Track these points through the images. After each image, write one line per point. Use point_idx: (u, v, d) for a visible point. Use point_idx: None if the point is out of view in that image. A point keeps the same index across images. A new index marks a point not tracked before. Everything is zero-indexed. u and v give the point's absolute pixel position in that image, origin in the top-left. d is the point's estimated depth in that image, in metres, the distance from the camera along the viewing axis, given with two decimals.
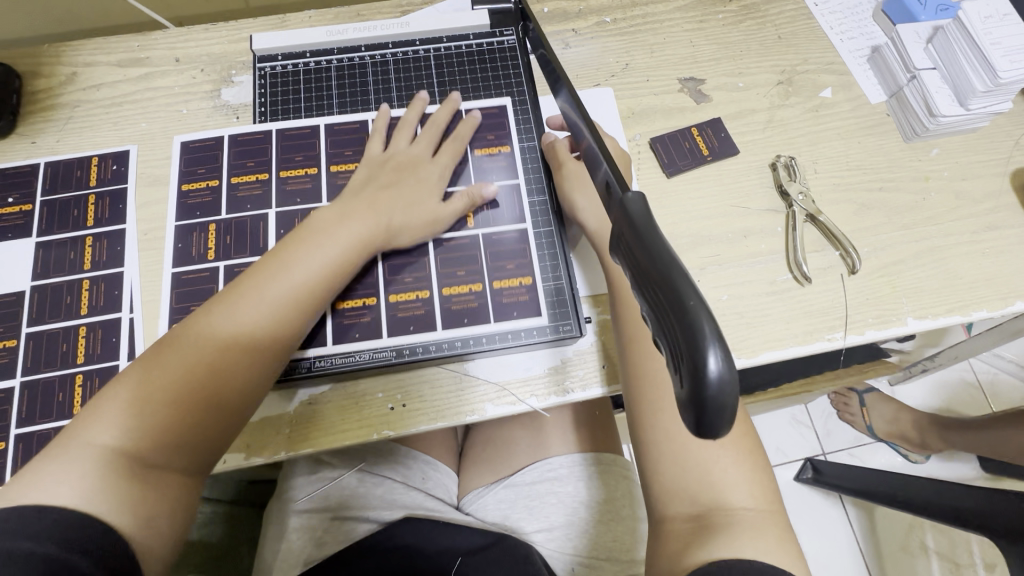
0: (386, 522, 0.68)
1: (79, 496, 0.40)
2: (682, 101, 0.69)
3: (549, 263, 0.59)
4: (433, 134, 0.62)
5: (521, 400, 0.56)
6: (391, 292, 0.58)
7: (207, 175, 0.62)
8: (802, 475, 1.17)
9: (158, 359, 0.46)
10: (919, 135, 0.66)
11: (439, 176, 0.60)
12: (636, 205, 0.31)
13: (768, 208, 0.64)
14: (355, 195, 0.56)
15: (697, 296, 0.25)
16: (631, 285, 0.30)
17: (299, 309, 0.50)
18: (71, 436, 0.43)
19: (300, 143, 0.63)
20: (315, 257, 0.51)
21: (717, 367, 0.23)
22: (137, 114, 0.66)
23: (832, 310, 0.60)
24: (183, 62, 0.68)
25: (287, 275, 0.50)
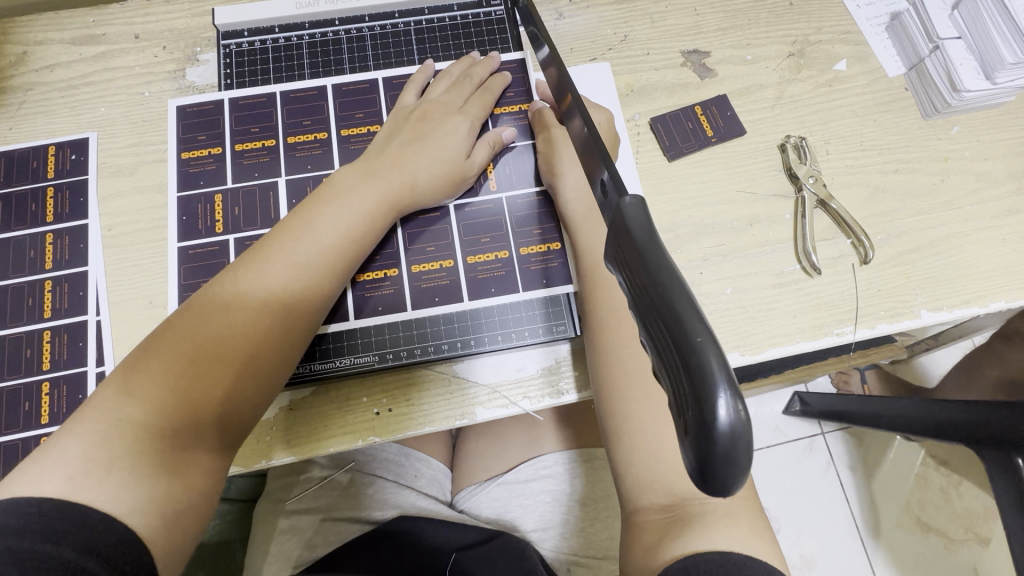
0: (379, 522, 0.66)
1: (97, 491, 0.38)
2: (685, 77, 0.63)
3: (540, 258, 0.56)
4: (466, 86, 0.58)
5: (513, 402, 0.53)
6: (413, 262, 0.55)
7: (209, 141, 0.58)
8: (790, 407, 1.20)
9: (140, 367, 0.43)
10: (939, 112, 0.62)
11: (469, 128, 0.56)
12: (636, 212, 0.27)
13: (776, 193, 0.60)
14: (379, 152, 0.53)
15: (704, 329, 0.22)
16: (630, 305, 0.26)
17: (302, 299, 0.47)
18: (92, 412, 0.41)
19: (307, 107, 0.58)
20: (316, 244, 0.48)
21: (727, 416, 0.20)
22: (95, 98, 0.61)
23: (842, 303, 0.57)
24: (143, 39, 0.62)
25: (269, 272, 0.46)
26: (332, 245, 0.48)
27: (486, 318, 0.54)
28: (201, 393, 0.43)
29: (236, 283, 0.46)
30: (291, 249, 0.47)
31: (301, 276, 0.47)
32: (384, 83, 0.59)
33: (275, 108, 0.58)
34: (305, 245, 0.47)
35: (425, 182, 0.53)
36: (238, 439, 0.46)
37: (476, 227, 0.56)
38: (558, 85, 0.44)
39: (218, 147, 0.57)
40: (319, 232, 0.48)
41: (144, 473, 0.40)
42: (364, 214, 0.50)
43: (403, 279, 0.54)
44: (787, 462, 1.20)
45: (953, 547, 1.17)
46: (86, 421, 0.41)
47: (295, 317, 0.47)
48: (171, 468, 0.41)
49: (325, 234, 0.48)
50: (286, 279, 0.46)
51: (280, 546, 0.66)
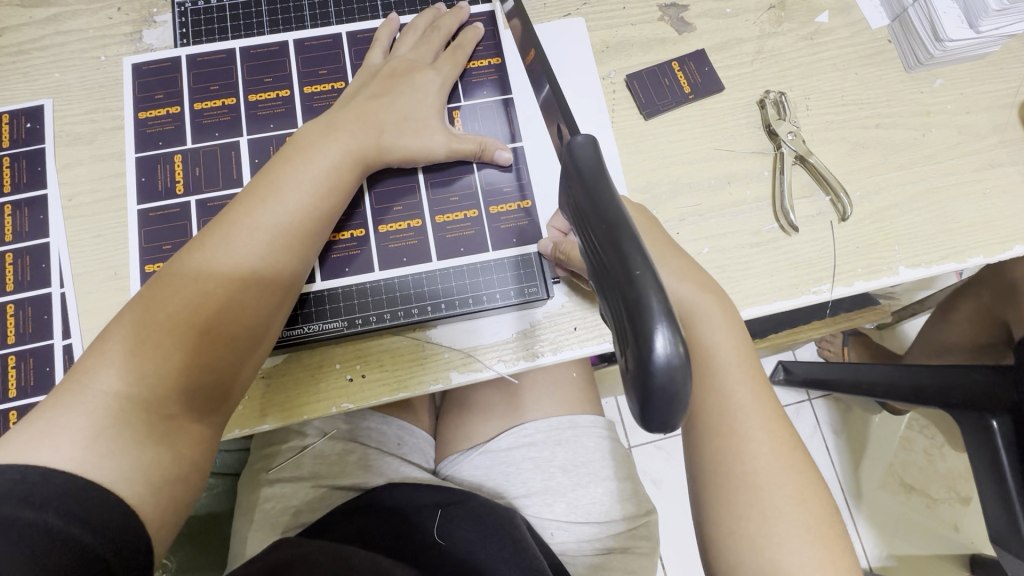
0: (365, 489, 0.67)
1: (83, 460, 0.39)
2: (662, 32, 0.61)
3: (509, 218, 0.55)
4: (436, 39, 0.56)
5: (487, 366, 0.53)
6: (381, 223, 0.54)
7: (167, 100, 0.56)
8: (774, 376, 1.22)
9: (115, 340, 0.42)
10: (921, 64, 0.60)
11: (439, 86, 0.54)
12: (587, 151, 0.26)
13: (754, 150, 0.59)
14: (344, 109, 0.52)
15: (647, 265, 0.22)
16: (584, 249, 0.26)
17: (276, 264, 0.46)
18: (76, 382, 0.41)
19: (269, 63, 0.56)
20: (286, 207, 0.47)
21: (665, 350, 0.20)
22: (48, 64, 0.58)
23: (820, 261, 0.56)
24: (96, 0, 0.60)
25: (239, 237, 0.45)
26: (303, 208, 0.47)
27: (458, 280, 0.53)
28: (176, 363, 0.42)
29: (205, 248, 0.45)
30: (259, 214, 0.46)
31: (272, 239, 0.46)
32: (349, 38, 0.57)
33: (235, 65, 0.56)
34: (274, 207, 0.46)
35: (397, 141, 0.51)
36: (222, 408, 0.46)
37: (443, 185, 0.55)
38: (523, 41, 0.42)
39: (176, 106, 0.56)
40: (288, 195, 0.47)
41: (131, 441, 0.40)
42: (336, 176, 0.49)
43: (370, 243, 0.53)
44: None
45: (935, 507, 1.20)
46: (71, 392, 0.41)
47: (269, 282, 0.46)
48: (159, 436, 0.41)
49: (294, 195, 0.47)
50: (255, 242, 0.45)
51: (265, 514, 0.66)
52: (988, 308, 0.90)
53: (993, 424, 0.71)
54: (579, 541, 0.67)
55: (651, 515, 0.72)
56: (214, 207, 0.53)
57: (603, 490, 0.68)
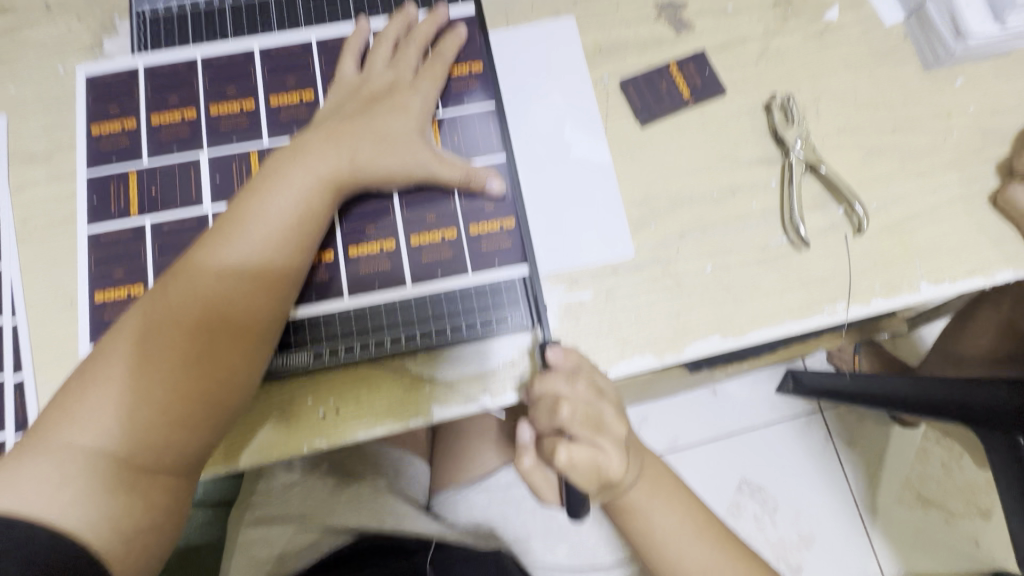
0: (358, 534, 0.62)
1: (54, 509, 0.37)
2: (658, 32, 0.57)
3: (490, 238, 0.50)
4: (413, 52, 0.52)
5: (474, 399, 0.48)
6: (352, 245, 0.50)
7: (122, 114, 0.52)
8: (783, 386, 1.17)
9: (76, 396, 0.40)
10: (941, 62, 0.55)
11: (419, 101, 0.50)
12: None
13: (760, 158, 0.54)
14: (316, 128, 0.48)
15: None
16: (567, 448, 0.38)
17: (248, 304, 0.43)
18: (43, 433, 0.39)
19: (232, 72, 0.52)
20: (253, 243, 0.43)
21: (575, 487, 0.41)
22: (3, 77, 0.55)
23: (834, 278, 0.51)
24: (55, 10, 0.56)
25: (206, 278, 0.42)
26: (273, 241, 0.44)
27: (436, 308, 0.49)
28: (150, 415, 0.40)
29: (170, 293, 0.42)
30: (229, 248, 0.43)
31: (240, 279, 0.43)
32: (319, 45, 0.53)
33: (197, 75, 0.52)
34: (241, 245, 0.43)
35: (375, 161, 0.47)
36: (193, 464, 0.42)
37: (419, 203, 0.51)
38: None
39: (132, 119, 0.52)
40: (259, 225, 0.44)
41: (99, 490, 0.38)
42: (308, 205, 0.45)
43: (342, 268, 0.49)
44: (782, 440, 1.17)
45: (956, 522, 1.14)
46: (40, 443, 0.39)
47: (242, 324, 0.43)
48: (130, 485, 0.39)
49: (262, 229, 0.44)
50: (224, 282, 0.42)
51: (242, 556, 0.61)
52: (1009, 322, 0.86)
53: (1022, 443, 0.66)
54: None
55: None
56: (172, 229, 0.49)
57: (602, 523, 0.66)
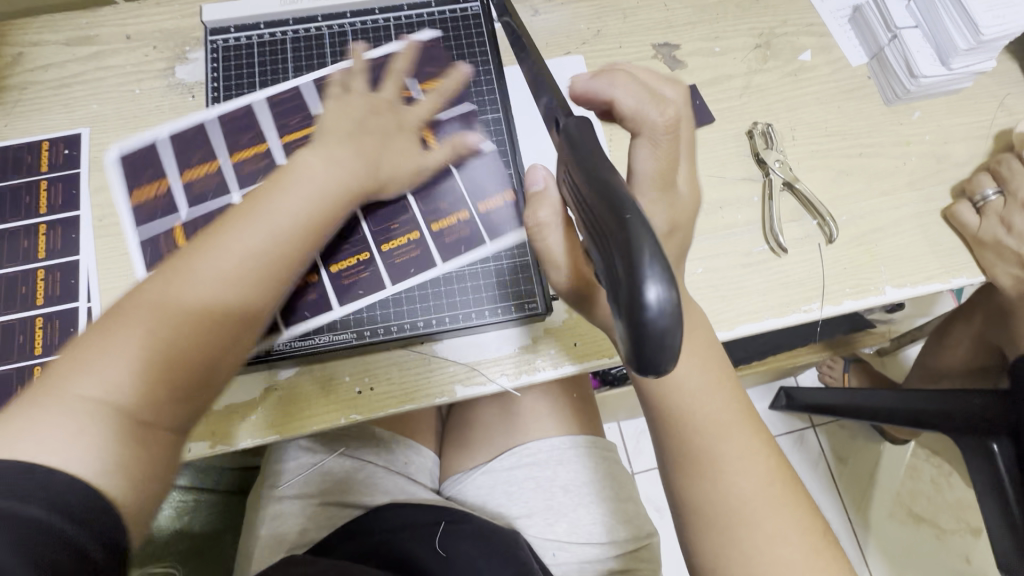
0: (367, 508, 0.68)
1: (75, 458, 0.33)
2: (655, 68, 0.66)
3: (510, 239, 0.58)
4: (398, 75, 0.58)
5: (492, 379, 0.55)
6: (387, 239, 0.56)
7: (199, 140, 0.59)
8: (776, 402, 1.22)
9: (92, 343, 0.36)
10: (899, 98, 0.64)
11: (418, 116, 0.57)
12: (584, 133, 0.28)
13: (744, 177, 0.62)
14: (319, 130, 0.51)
15: (635, 210, 0.22)
16: (583, 235, 0.25)
17: (257, 290, 0.42)
18: (53, 384, 0.34)
19: (297, 104, 0.60)
20: (313, 194, 0.46)
21: (658, 291, 0.20)
22: (87, 95, 0.63)
23: (809, 281, 0.59)
24: (134, 40, 0.65)
25: (267, 219, 0.44)
26: (329, 195, 0.47)
27: (462, 297, 0.56)
28: (181, 360, 0.37)
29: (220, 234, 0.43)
30: (287, 197, 0.45)
31: (300, 221, 0.45)
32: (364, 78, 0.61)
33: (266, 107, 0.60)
34: (299, 193, 0.46)
35: (387, 169, 0.53)
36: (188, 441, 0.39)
37: (450, 205, 0.58)
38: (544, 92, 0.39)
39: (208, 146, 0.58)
40: (317, 177, 0.47)
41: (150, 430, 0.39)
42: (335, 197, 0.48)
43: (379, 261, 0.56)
44: None
45: (946, 538, 1.18)
46: (48, 393, 0.34)
47: (292, 263, 0.44)
48: (137, 443, 0.35)
49: (277, 222, 0.44)
50: (284, 223, 0.44)
51: (270, 530, 0.67)
52: (981, 334, 0.91)
53: (994, 446, 0.72)
54: (581, 563, 0.67)
55: (654, 537, 0.73)
56: None
57: (603, 506, 0.69)
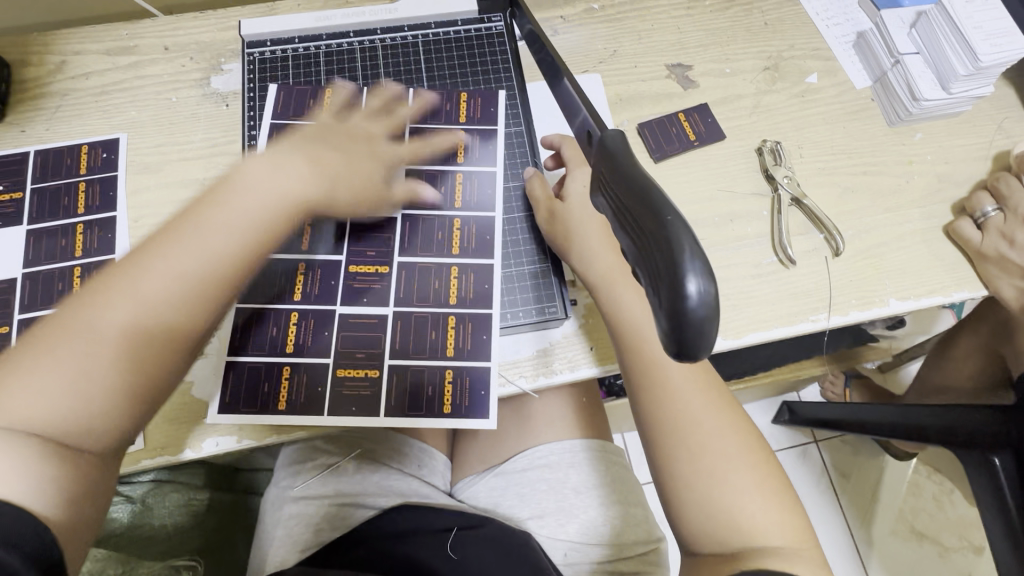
0: (381, 509, 0.69)
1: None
2: (669, 87, 0.69)
3: (528, 246, 0.60)
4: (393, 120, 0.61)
5: (510, 381, 0.57)
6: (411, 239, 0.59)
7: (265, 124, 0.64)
8: (779, 416, 1.23)
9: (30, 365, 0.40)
10: (902, 119, 0.67)
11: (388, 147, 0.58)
12: (614, 141, 0.30)
13: (754, 192, 0.65)
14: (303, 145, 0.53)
15: (673, 209, 0.24)
16: (614, 232, 0.27)
17: (169, 353, 0.44)
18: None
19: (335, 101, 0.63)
20: (234, 222, 0.47)
21: (697, 287, 0.22)
22: (126, 103, 0.66)
23: (817, 292, 0.61)
24: (172, 51, 0.68)
25: (195, 250, 0.45)
26: (254, 219, 0.47)
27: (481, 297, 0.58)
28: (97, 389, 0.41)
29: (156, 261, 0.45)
30: (212, 222, 0.46)
31: (218, 251, 0.46)
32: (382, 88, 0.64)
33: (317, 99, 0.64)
34: (222, 221, 0.46)
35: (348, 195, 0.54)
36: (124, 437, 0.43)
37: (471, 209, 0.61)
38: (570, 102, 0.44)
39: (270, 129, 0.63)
40: (241, 204, 0.47)
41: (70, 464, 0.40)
42: (251, 243, 0.47)
43: (478, 258, 0.59)
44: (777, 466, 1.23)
45: (949, 556, 1.19)
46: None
47: (212, 291, 0.45)
48: (51, 468, 0.39)
49: (202, 249, 0.45)
50: (205, 253, 0.45)
51: (286, 530, 0.69)
52: (989, 345, 0.93)
53: (995, 460, 0.73)
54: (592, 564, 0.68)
55: (661, 543, 0.73)
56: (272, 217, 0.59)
57: (614, 512, 0.71)
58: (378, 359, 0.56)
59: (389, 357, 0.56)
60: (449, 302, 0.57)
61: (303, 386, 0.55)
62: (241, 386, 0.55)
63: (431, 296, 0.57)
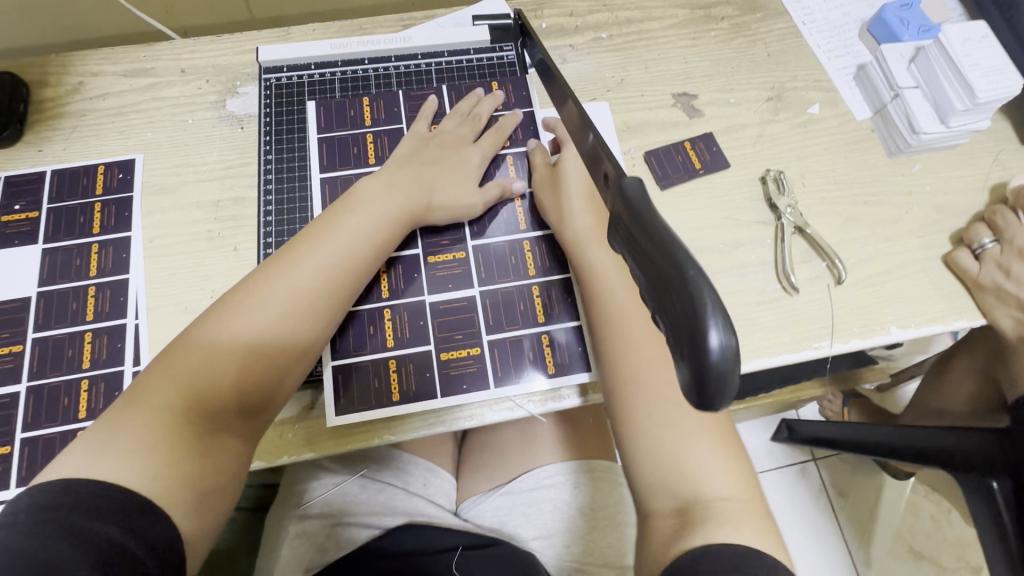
0: (387, 529, 0.69)
1: (137, 474, 0.44)
2: (675, 116, 0.71)
3: (540, 280, 0.64)
4: (475, 123, 0.68)
5: (519, 406, 0.60)
6: (428, 252, 0.64)
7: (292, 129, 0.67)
8: (778, 434, 1.23)
9: (173, 370, 0.49)
10: (902, 151, 0.69)
11: (479, 158, 0.66)
12: (633, 187, 0.30)
13: (758, 220, 0.66)
14: (400, 167, 0.63)
15: (696, 266, 0.25)
16: (634, 276, 0.28)
17: (286, 366, 0.53)
18: (135, 405, 0.47)
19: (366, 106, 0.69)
20: (338, 249, 0.57)
21: (719, 342, 0.23)
22: (142, 124, 0.67)
23: (819, 319, 0.62)
24: (188, 73, 0.70)
25: (305, 278, 0.55)
26: (357, 251, 0.57)
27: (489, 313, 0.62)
28: (225, 392, 0.50)
29: (269, 287, 0.54)
30: (317, 252, 0.56)
31: (325, 278, 0.55)
32: (404, 95, 0.70)
33: (347, 104, 0.68)
34: (329, 251, 0.56)
35: (443, 199, 0.63)
36: (252, 429, 0.53)
37: (479, 228, 0.65)
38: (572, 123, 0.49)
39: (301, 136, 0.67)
40: (343, 237, 0.57)
41: (188, 460, 0.47)
42: (348, 272, 0.57)
43: (533, 241, 0.65)
44: (776, 486, 1.24)
45: None
46: (130, 412, 0.47)
47: (323, 312, 0.55)
48: (191, 457, 0.47)
49: (315, 274, 0.55)
50: (314, 277, 0.55)
51: (292, 550, 0.69)
52: (985, 369, 0.95)
53: (994, 486, 0.73)
54: None
55: None
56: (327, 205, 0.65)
57: (615, 533, 0.71)
58: (476, 336, 0.61)
59: (486, 333, 0.61)
60: (529, 273, 0.64)
61: (342, 385, 0.58)
62: (345, 379, 0.59)
63: (511, 271, 0.64)
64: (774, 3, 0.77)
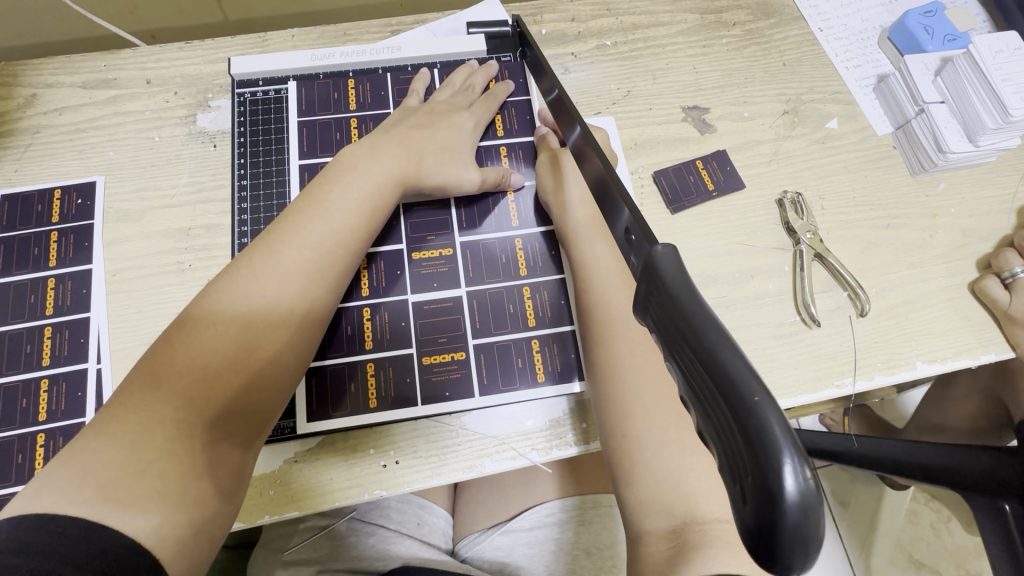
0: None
1: (121, 501, 0.37)
2: (686, 131, 0.66)
3: (540, 305, 0.59)
4: (469, 91, 0.64)
5: (521, 454, 0.54)
6: (414, 250, 0.59)
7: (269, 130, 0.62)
8: None
9: (156, 380, 0.42)
10: (927, 170, 0.65)
11: (473, 126, 0.62)
12: (667, 259, 0.27)
13: (775, 246, 0.62)
14: (388, 133, 0.58)
15: (760, 388, 0.22)
16: (678, 373, 0.25)
17: (283, 361, 0.47)
18: (116, 422, 0.40)
19: (350, 96, 0.64)
20: (332, 228, 0.51)
21: (793, 485, 0.20)
22: (104, 142, 0.61)
23: (841, 354, 0.58)
24: (155, 85, 0.63)
25: (295, 261, 0.49)
26: (351, 226, 0.52)
27: (477, 316, 0.58)
28: (217, 394, 0.43)
29: (257, 275, 0.47)
30: (307, 232, 0.50)
31: (319, 263, 0.50)
32: (393, 79, 0.65)
33: (331, 95, 0.63)
34: (321, 227, 0.50)
35: (434, 168, 0.58)
36: (259, 437, 0.47)
37: (466, 223, 0.61)
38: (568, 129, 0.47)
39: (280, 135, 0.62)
40: (334, 215, 0.51)
41: (180, 477, 0.40)
42: (343, 249, 0.51)
43: (528, 238, 0.61)
44: None
45: None
46: (113, 428, 0.40)
47: (317, 298, 0.49)
48: (187, 474, 0.40)
49: (308, 255, 0.49)
50: (307, 260, 0.49)
51: None
52: (990, 387, 0.92)
53: None
54: None
55: None
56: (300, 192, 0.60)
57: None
58: (462, 340, 0.57)
59: (473, 337, 0.57)
60: (521, 274, 0.60)
61: (311, 392, 0.55)
62: (319, 384, 0.55)
63: (501, 271, 0.59)
64: (789, 8, 0.72)
